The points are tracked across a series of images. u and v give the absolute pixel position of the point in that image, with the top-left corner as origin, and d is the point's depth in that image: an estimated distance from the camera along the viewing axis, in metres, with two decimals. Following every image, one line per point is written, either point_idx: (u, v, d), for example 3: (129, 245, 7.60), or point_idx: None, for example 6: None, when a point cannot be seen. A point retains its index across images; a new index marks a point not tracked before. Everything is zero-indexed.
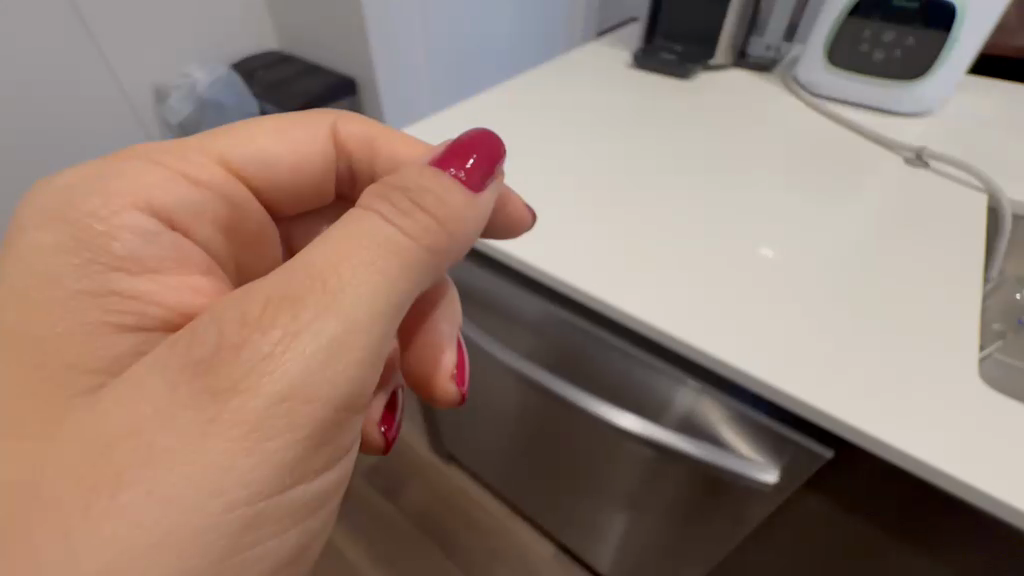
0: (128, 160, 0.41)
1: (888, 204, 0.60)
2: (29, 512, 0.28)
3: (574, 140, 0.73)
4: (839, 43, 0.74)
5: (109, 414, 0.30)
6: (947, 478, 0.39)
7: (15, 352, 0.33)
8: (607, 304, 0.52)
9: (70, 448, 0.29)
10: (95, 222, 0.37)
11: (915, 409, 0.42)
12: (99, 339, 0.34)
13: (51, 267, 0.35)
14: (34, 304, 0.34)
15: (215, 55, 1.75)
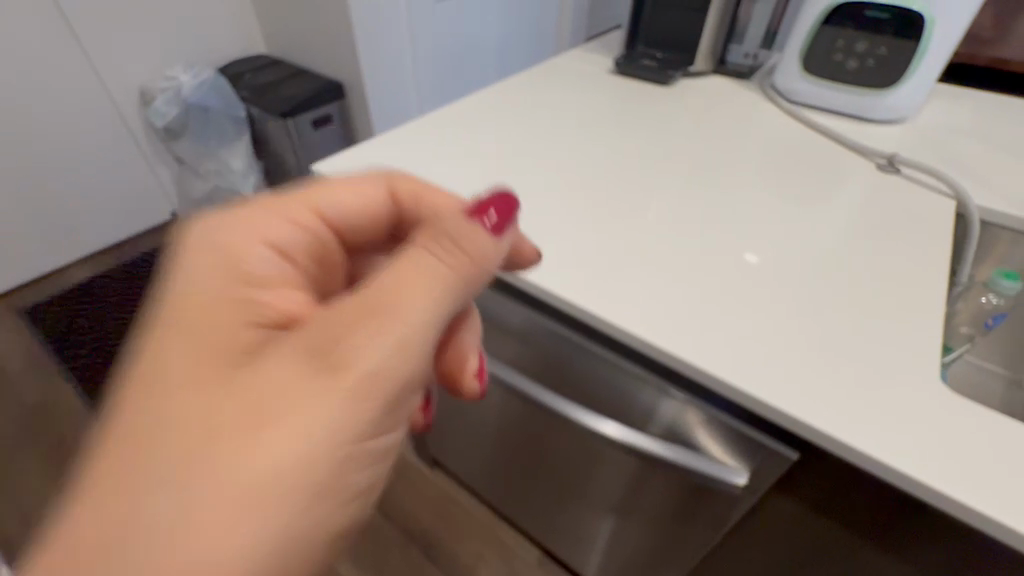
0: (254, 207, 0.42)
1: (864, 207, 0.62)
2: (177, 463, 0.29)
3: (560, 141, 0.74)
4: (814, 50, 0.75)
5: (254, 379, 0.31)
6: (907, 479, 0.40)
7: (170, 325, 0.34)
8: (582, 307, 0.52)
9: (216, 407, 0.31)
10: (226, 249, 0.38)
11: (892, 419, 0.43)
12: (236, 327, 0.35)
13: (206, 281, 0.36)
14: (187, 295, 0.35)
15: (201, 56, 1.74)
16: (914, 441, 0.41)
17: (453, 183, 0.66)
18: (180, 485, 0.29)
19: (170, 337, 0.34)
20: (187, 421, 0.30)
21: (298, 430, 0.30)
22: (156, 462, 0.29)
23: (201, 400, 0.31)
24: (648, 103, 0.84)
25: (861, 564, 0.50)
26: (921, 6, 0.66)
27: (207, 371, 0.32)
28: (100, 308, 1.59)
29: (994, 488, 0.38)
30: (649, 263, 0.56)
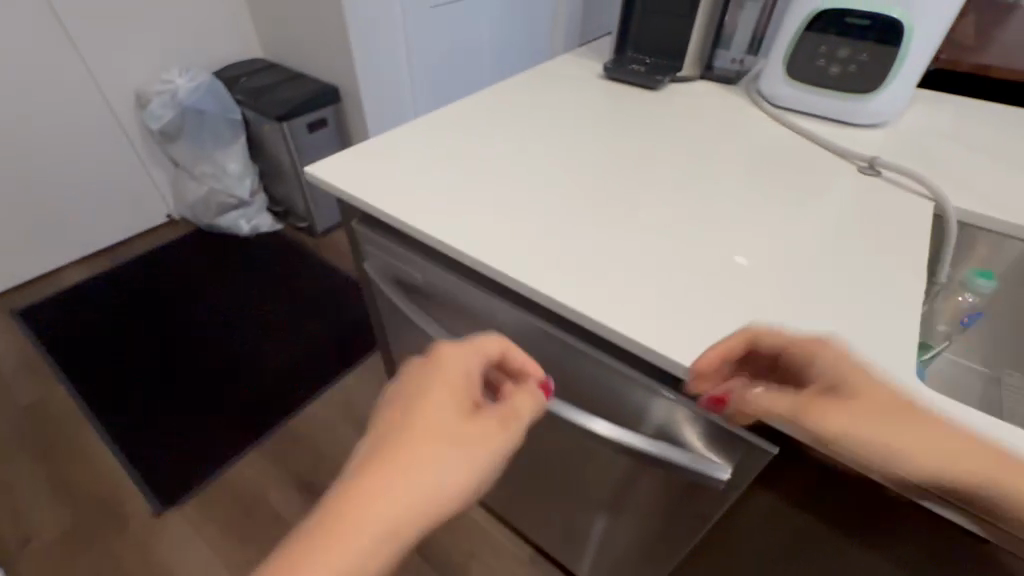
0: (460, 344, 0.48)
1: (845, 209, 0.63)
2: (415, 453, 0.38)
3: (550, 142, 0.76)
4: (798, 55, 0.77)
5: (475, 426, 0.42)
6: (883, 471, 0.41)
7: (419, 397, 0.42)
8: (569, 307, 0.53)
9: (444, 426, 0.40)
10: (446, 365, 0.45)
11: None
12: (459, 411, 0.42)
13: (439, 382, 0.43)
14: (428, 387, 0.43)
15: (196, 60, 1.75)
16: None
17: (444, 184, 0.67)
18: (422, 467, 0.38)
19: (416, 399, 0.42)
20: (428, 437, 0.39)
21: (475, 462, 0.40)
22: (404, 483, 0.37)
23: (433, 437, 0.39)
24: (636, 106, 0.86)
25: (845, 556, 0.51)
26: (899, 12, 0.68)
27: (426, 435, 0.39)
28: (94, 309, 1.59)
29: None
30: (635, 263, 0.57)
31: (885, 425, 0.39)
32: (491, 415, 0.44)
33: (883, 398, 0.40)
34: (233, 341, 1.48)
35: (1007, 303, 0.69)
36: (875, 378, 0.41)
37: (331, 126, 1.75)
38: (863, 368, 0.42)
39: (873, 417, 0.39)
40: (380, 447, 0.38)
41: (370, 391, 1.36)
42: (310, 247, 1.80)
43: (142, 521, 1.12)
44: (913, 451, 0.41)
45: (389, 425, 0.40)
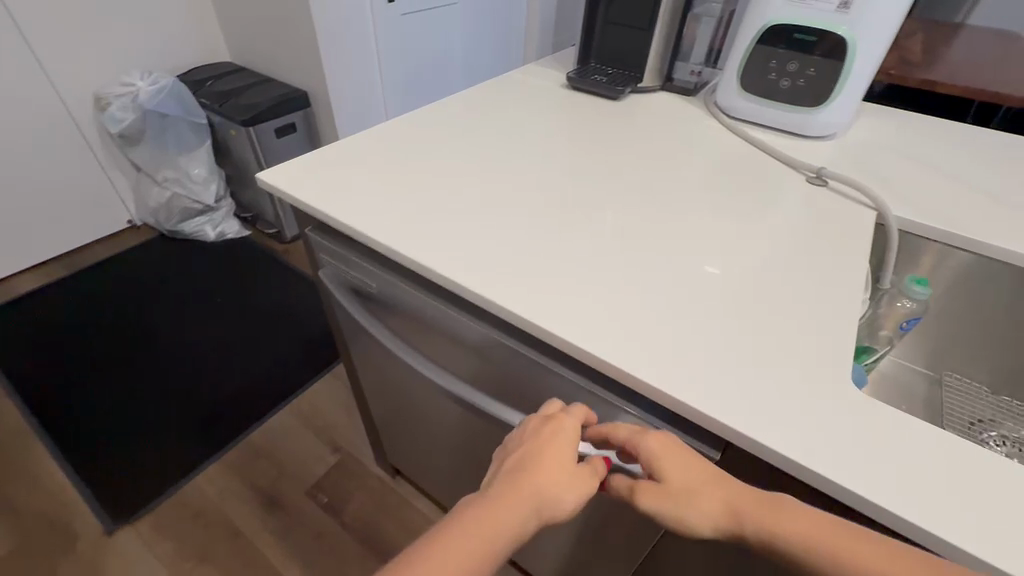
0: (578, 409, 0.50)
1: (792, 219, 0.65)
2: (528, 481, 0.43)
3: (509, 148, 0.77)
4: (750, 69, 0.79)
5: (578, 476, 0.45)
6: (821, 478, 0.41)
7: (543, 439, 0.46)
8: (518, 315, 0.53)
9: (556, 469, 0.44)
10: (566, 422, 0.48)
11: (815, 420, 0.44)
12: (569, 462, 0.45)
13: (564, 430, 0.47)
14: (549, 436, 0.46)
15: (160, 63, 1.71)
16: (837, 442, 0.42)
17: (401, 192, 0.67)
18: (529, 495, 0.42)
19: (540, 439, 0.46)
20: (542, 472, 0.44)
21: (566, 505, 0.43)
22: (513, 505, 0.41)
23: (545, 475, 0.43)
24: (596, 117, 0.87)
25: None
26: (844, 31, 0.70)
27: (546, 478, 0.43)
28: (48, 319, 1.53)
29: (901, 484, 0.40)
30: (589, 269, 0.57)
31: (690, 504, 0.42)
32: (588, 469, 0.47)
33: (697, 481, 0.43)
34: (195, 350, 1.44)
35: (952, 309, 0.71)
36: (681, 464, 0.43)
37: (300, 131, 1.72)
38: (666, 459, 0.44)
39: (680, 503, 0.42)
40: (508, 477, 0.44)
41: (337, 398, 1.34)
42: (278, 254, 1.77)
43: (93, 539, 1.07)
44: (855, 456, 0.41)
45: (516, 462, 0.45)
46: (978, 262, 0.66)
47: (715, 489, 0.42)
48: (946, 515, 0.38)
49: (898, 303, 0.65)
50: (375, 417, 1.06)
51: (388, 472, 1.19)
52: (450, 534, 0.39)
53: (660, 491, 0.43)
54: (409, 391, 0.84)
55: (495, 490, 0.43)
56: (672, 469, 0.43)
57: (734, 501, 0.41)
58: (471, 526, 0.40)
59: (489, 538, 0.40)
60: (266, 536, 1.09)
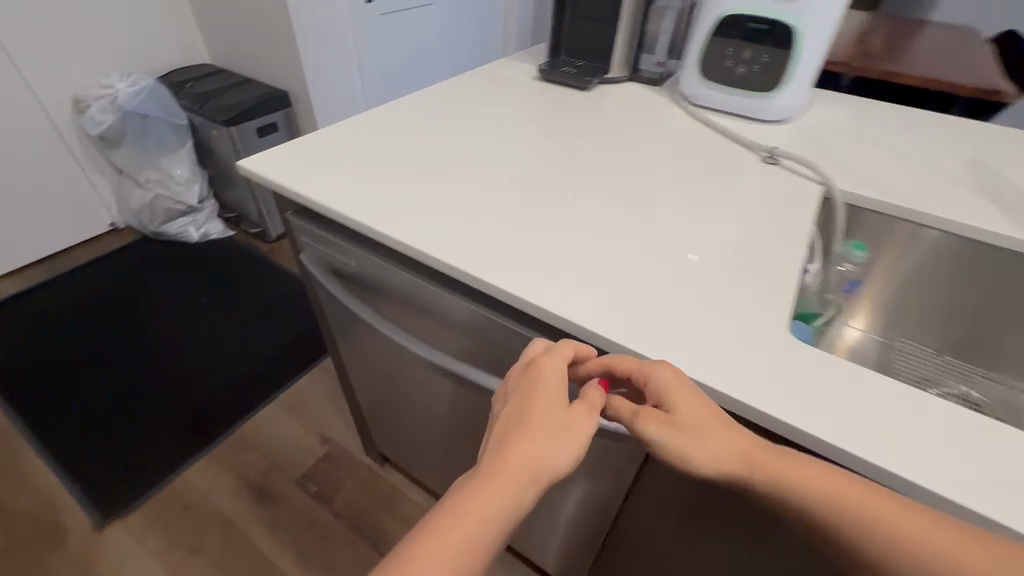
0: (568, 346, 0.48)
1: (748, 196, 0.69)
2: (515, 439, 0.40)
3: (480, 135, 0.80)
4: (708, 58, 0.84)
5: (572, 419, 0.42)
6: (761, 414, 0.45)
7: (528, 389, 0.43)
8: (487, 282, 0.55)
9: (544, 418, 0.41)
10: (553, 363, 0.45)
11: (764, 369, 0.47)
12: (559, 405, 0.42)
13: (548, 373, 0.44)
14: (532, 383, 0.43)
15: (139, 65, 1.72)
16: (782, 387, 0.46)
17: (378, 176, 0.70)
18: (520, 454, 0.39)
19: (523, 389, 0.43)
20: (528, 424, 0.41)
21: (564, 451, 0.40)
22: (504, 470, 0.38)
23: (533, 429, 0.40)
24: (566, 106, 0.91)
25: (745, 512, 0.54)
26: (793, 19, 0.75)
27: (539, 434, 0.40)
28: (31, 322, 1.52)
29: (841, 428, 0.43)
30: (557, 241, 0.61)
31: (698, 442, 0.40)
32: (585, 407, 0.43)
33: (707, 420, 0.41)
34: (182, 349, 1.45)
35: (913, 282, 0.74)
36: (691, 401, 0.42)
37: (282, 131, 1.74)
38: (677, 394, 0.42)
39: (687, 438, 0.41)
40: (497, 441, 0.40)
41: (325, 391, 1.37)
42: (262, 253, 1.78)
43: (82, 535, 1.08)
44: (797, 397, 0.45)
45: (503, 422, 0.42)
46: (945, 239, 0.68)
47: (725, 434, 0.41)
48: (871, 440, 0.42)
49: (838, 268, 0.70)
50: (362, 405, 1.08)
51: (377, 460, 1.22)
52: (438, 517, 0.36)
53: (669, 423, 0.42)
54: (391, 372, 0.87)
55: (484, 461, 0.39)
56: (683, 402, 0.42)
57: (747, 449, 0.40)
58: (465, 504, 0.36)
59: (489, 511, 0.36)
60: (257, 525, 1.11)
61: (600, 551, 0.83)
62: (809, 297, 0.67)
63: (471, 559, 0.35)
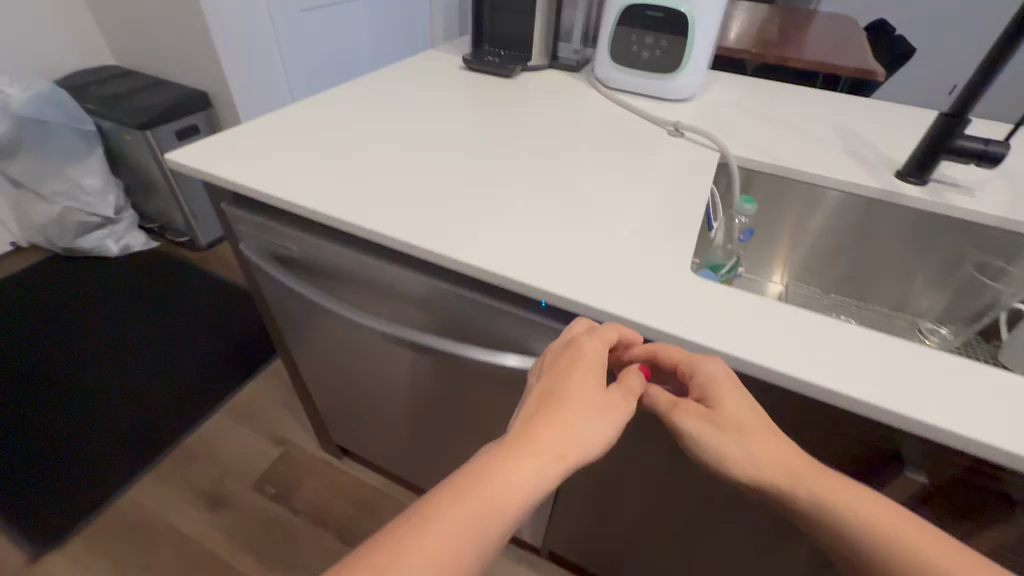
0: (614, 331, 0.49)
1: (660, 164, 0.77)
2: (544, 416, 0.42)
3: (412, 122, 0.83)
4: (617, 45, 0.92)
5: (605, 405, 0.44)
6: (678, 337, 0.50)
7: (568, 372, 0.45)
8: (426, 250, 0.59)
9: (577, 400, 0.43)
10: (594, 346, 0.47)
11: (679, 301, 0.54)
12: (595, 389, 0.45)
13: (584, 359, 0.46)
14: (572, 365, 0.46)
15: (32, 69, 1.59)
16: (697, 315, 0.52)
17: (312, 163, 0.71)
18: (547, 430, 0.41)
19: (563, 370, 0.46)
20: (560, 403, 0.43)
21: (590, 433, 0.42)
22: (530, 441, 0.40)
23: (560, 406, 0.43)
24: (492, 93, 0.96)
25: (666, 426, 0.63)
26: (685, 7, 0.84)
27: (570, 416, 0.42)
28: None
29: (747, 342, 0.49)
30: (491, 211, 0.65)
31: (735, 438, 0.44)
32: (622, 394, 0.46)
33: (750, 419, 0.44)
34: (111, 367, 1.37)
35: (811, 235, 0.84)
36: (740, 397, 0.45)
37: (202, 132, 1.67)
38: (725, 392, 0.45)
39: (726, 438, 0.44)
40: (525, 418, 0.43)
41: (274, 394, 1.34)
42: (192, 262, 1.70)
43: (17, 567, 1.01)
44: (709, 321, 0.52)
45: (534, 399, 0.44)
46: (841, 199, 0.78)
47: (767, 438, 0.44)
48: (765, 348, 0.49)
49: (735, 220, 0.79)
50: (316, 400, 1.08)
51: (336, 454, 1.22)
52: (464, 483, 0.38)
53: (708, 419, 0.45)
54: (342, 359, 0.88)
55: (511, 433, 0.42)
56: (730, 400, 0.45)
57: (793, 463, 0.42)
58: (493, 471, 0.38)
59: (514, 484, 0.38)
60: (214, 533, 1.09)
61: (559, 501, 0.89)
62: (715, 250, 0.78)
63: (489, 524, 0.36)
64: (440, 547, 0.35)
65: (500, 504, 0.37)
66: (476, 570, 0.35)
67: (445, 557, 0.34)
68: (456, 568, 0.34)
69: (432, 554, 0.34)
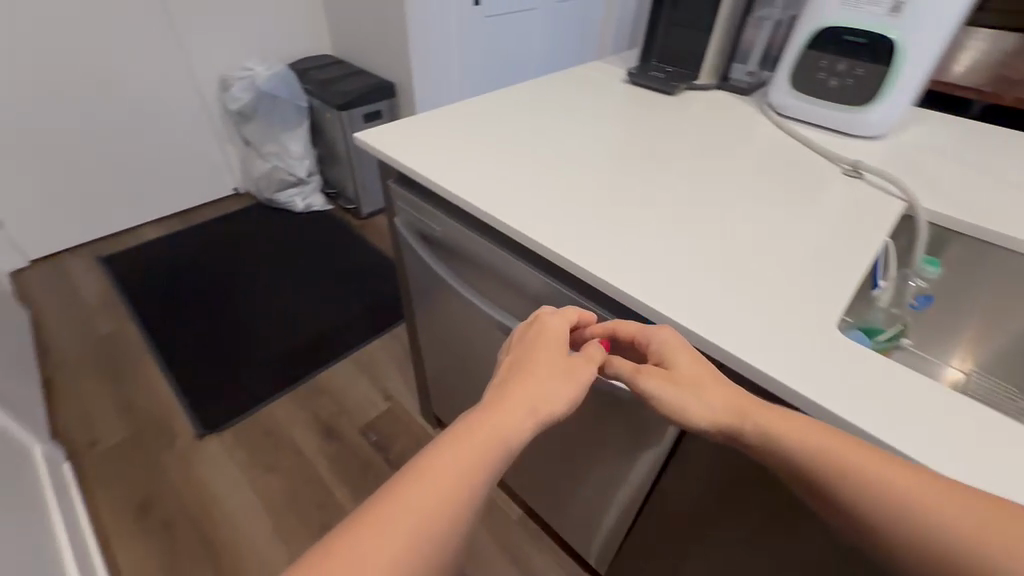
0: (568, 310, 0.54)
1: (826, 206, 0.69)
2: (514, 380, 0.45)
3: (566, 128, 0.86)
4: (800, 71, 0.85)
5: (566, 361, 0.48)
6: (804, 398, 0.46)
7: (535, 342, 0.49)
8: (555, 252, 0.61)
9: (539, 358, 0.47)
10: (552, 316, 0.52)
11: (816, 358, 0.49)
12: (554, 348, 0.48)
13: (548, 329, 0.50)
14: (535, 334, 0.50)
15: (274, 54, 1.97)
16: (834, 376, 0.47)
17: (469, 156, 0.78)
18: (517, 390, 0.44)
19: (525, 340, 0.50)
20: (526, 363, 0.46)
21: (558, 388, 0.45)
22: (504, 403, 0.42)
23: (529, 367, 0.46)
24: (649, 108, 0.94)
25: (766, 482, 0.57)
26: (895, 34, 0.74)
27: (538, 376, 0.45)
28: (161, 263, 1.79)
29: (892, 428, 0.43)
30: (626, 224, 0.65)
31: (696, 393, 0.45)
32: (586, 359, 0.49)
33: (704, 376, 0.46)
34: (277, 301, 1.65)
35: (1018, 320, 0.68)
36: (691, 359, 0.47)
37: (384, 117, 1.91)
38: (674, 354, 0.48)
39: (683, 389, 0.45)
40: (500, 385, 0.45)
41: (393, 354, 1.50)
42: (354, 227, 1.97)
43: (186, 440, 1.28)
44: (845, 383, 0.47)
45: (508, 366, 0.47)
46: None
47: (719, 388, 0.46)
48: (907, 432, 0.43)
49: (909, 284, 0.71)
50: (426, 370, 1.17)
51: (431, 423, 1.32)
52: (448, 444, 0.40)
53: (667, 377, 0.47)
54: (455, 338, 0.94)
55: (488, 397, 0.44)
56: (683, 361, 0.47)
57: (742, 403, 0.45)
58: (472, 432, 0.40)
59: (491, 441, 0.40)
60: (323, 459, 1.25)
61: (636, 537, 0.85)
62: (875, 311, 0.67)
63: (472, 478, 0.38)
64: (425, 506, 0.36)
65: (478, 461, 0.39)
66: (464, 518, 0.37)
67: (429, 511, 0.36)
68: (444, 516, 0.36)
69: (420, 513, 0.35)
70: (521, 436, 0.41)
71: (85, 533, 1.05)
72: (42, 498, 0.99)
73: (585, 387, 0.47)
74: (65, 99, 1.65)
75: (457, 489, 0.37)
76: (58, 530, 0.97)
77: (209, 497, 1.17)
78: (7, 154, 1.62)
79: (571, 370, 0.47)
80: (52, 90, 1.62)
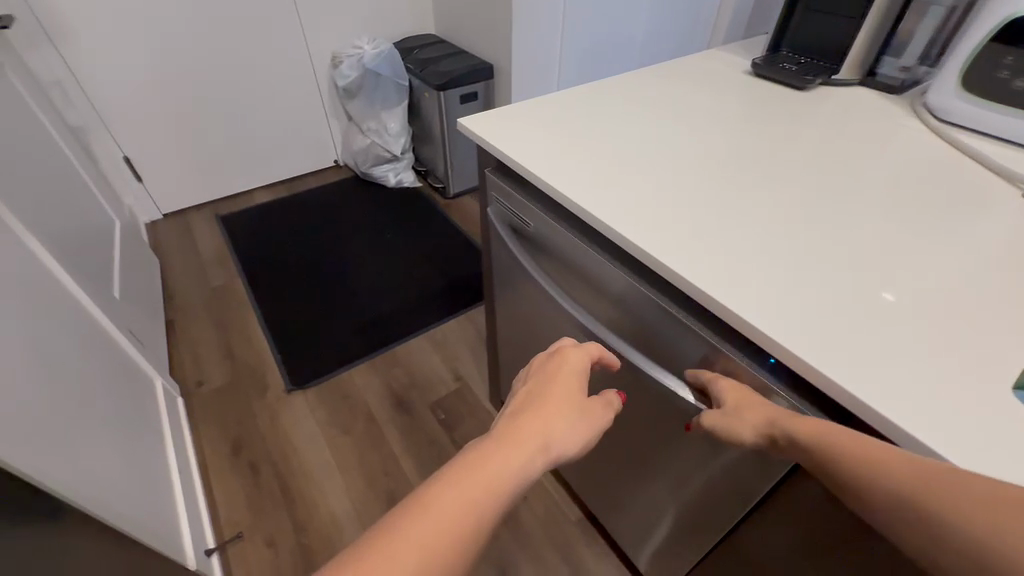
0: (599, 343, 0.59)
1: (997, 234, 0.58)
2: (530, 412, 0.45)
3: (679, 122, 0.80)
4: (974, 70, 0.71)
5: (583, 398, 0.50)
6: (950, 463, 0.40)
7: (554, 373, 0.51)
8: (658, 260, 0.57)
9: (559, 391, 0.48)
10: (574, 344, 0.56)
11: (969, 417, 0.42)
12: (576, 380, 0.51)
13: (567, 364, 0.52)
14: (553, 365, 0.52)
15: (382, 33, 2.04)
16: (993, 441, 0.40)
17: (571, 149, 0.75)
18: (534, 424, 0.44)
19: (545, 368, 0.52)
20: (544, 396, 0.48)
21: (572, 427, 0.46)
22: (521, 434, 0.43)
23: (546, 403, 0.47)
24: (772, 104, 0.85)
25: (877, 558, 0.49)
26: None
27: (558, 407, 0.47)
28: (267, 227, 1.95)
29: None
30: (742, 235, 0.59)
31: (736, 418, 0.50)
32: (600, 403, 0.51)
33: (754, 403, 0.50)
34: (364, 272, 1.73)
35: None
36: (734, 388, 0.52)
37: (479, 100, 1.91)
38: (721, 388, 0.53)
39: (725, 419, 0.51)
40: (517, 414, 0.45)
41: (467, 336, 1.52)
42: (441, 206, 2.01)
43: (276, 394, 1.39)
44: (1005, 448, 0.40)
45: (525, 397, 0.48)
46: None
47: (761, 408, 0.49)
48: None
49: None
50: (499, 357, 1.17)
51: (498, 410, 1.32)
52: (463, 468, 0.39)
53: (716, 415, 0.53)
54: (534, 333, 0.92)
55: (503, 426, 0.44)
56: (731, 395, 0.52)
57: (774, 416, 0.48)
58: (487, 459, 0.40)
59: (513, 465, 0.40)
60: (394, 430, 1.31)
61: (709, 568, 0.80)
62: None
63: (485, 506, 0.37)
64: (444, 526, 0.35)
65: (497, 483, 0.38)
66: (474, 548, 0.36)
67: (439, 539, 0.34)
68: (454, 543, 0.35)
69: (436, 533, 0.35)
70: (535, 472, 0.41)
71: (189, 465, 1.18)
72: (159, 432, 1.12)
73: (599, 430, 0.49)
74: (201, 70, 1.81)
75: (469, 515, 0.36)
76: (170, 461, 1.09)
77: (292, 449, 1.27)
78: (152, 118, 1.82)
79: (589, 407, 0.49)
80: (190, 63, 1.78)
